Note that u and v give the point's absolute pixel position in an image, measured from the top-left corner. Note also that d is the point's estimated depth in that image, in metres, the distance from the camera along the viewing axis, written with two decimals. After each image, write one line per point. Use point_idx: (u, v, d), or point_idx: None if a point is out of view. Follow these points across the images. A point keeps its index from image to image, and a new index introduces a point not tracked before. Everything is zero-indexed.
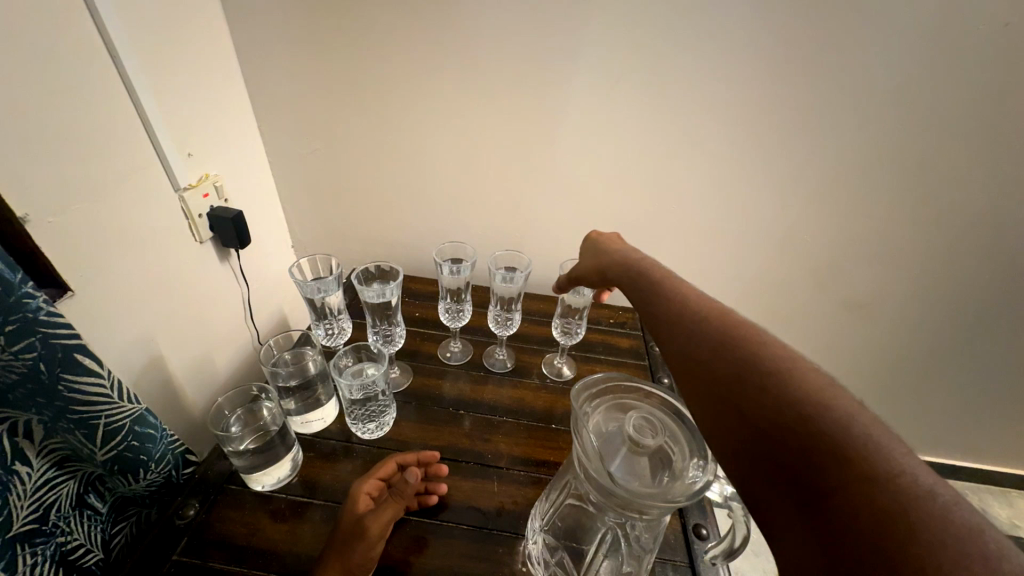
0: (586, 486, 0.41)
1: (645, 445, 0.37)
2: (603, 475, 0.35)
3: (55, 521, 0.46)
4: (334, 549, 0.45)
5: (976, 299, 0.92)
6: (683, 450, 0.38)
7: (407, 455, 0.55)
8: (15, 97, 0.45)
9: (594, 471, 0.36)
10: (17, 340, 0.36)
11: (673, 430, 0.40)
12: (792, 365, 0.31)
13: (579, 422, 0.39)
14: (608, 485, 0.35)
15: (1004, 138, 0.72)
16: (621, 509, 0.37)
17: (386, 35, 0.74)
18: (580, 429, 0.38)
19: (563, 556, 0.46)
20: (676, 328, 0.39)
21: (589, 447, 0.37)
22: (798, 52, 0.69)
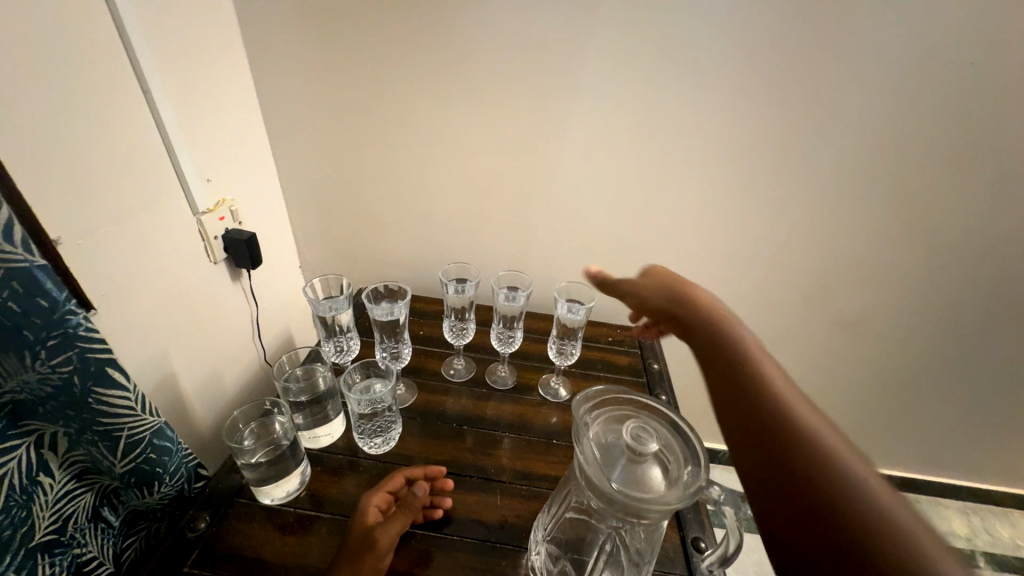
0: (587, 494, 0.43)
1: (644, 453, 0.40)
2: (603, 480, 0.37)
3: (73, 533, 0.47)
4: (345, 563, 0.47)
5: (960, 317, 0.95)
6: (681, 460, 0.40)
7: (414, 469, 0.56)
8: (56, 127, 0.49)
9: (594, 476, 0.38)
10: (57, 353, 0.39)
11: (671, 440, 0.42)
12: (844, 451, 0.32)
13: (581, 430, 0.42)
14: (608, 490, 0.37)
15: (969, 165, 0.78)
16: (622, 516, 0.39)
17: (396, 71, 0.80)
18: (581, 436, 0.41)
19: (565, 565, 0.47)
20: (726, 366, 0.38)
21: (590, 453, 0.40)
22: (775, 89, 0.76)
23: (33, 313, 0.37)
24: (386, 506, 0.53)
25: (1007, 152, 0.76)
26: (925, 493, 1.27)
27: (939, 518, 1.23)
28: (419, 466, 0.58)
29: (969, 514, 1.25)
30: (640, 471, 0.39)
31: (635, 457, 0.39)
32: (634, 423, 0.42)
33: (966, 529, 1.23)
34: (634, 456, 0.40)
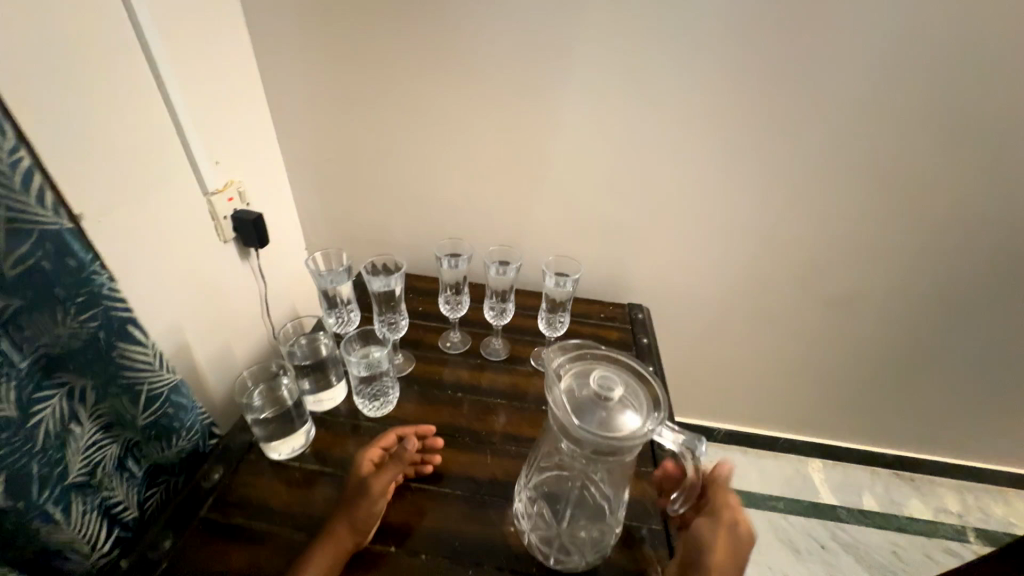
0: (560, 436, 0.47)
1: (610, 398, 0.43)
2: (572, 424, 0.42)
3: (101, 478, 0.52)
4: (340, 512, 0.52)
5: (951, 295, 0.96)
6: (644, 403, 0.44)
7: (405, 427, 0.61)
8: (75, 109, 0.53)
9: (564, 420, 0.43)
10: (85, 309, 0.44)
11: (637, 386, 0.45)
12: None
13: (553, 380, 0.45)
14: (577, 432, 0.41)
15: (959, 141, 0.79)
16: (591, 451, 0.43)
17: (393, 54, 0.82)
18: (553, 386, 0.45)
19: (541, 506, 0.51)
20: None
21: (560, 401, 0.44)
22: (764, 67, 0.76)
23: (63, 271, 0.41)
24: (378, 461, 0.56)
25: (997, 127, 0.77)
26: (919, 471, 1.28)
27: (932, 496, 1.25)
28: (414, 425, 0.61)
29: (963, 493, 1.26)
30: (606, 414, 0.43)
31: (602, 402, 0.43)
32: (601, 372, 0.46)
33: (960, 507, 1.24)
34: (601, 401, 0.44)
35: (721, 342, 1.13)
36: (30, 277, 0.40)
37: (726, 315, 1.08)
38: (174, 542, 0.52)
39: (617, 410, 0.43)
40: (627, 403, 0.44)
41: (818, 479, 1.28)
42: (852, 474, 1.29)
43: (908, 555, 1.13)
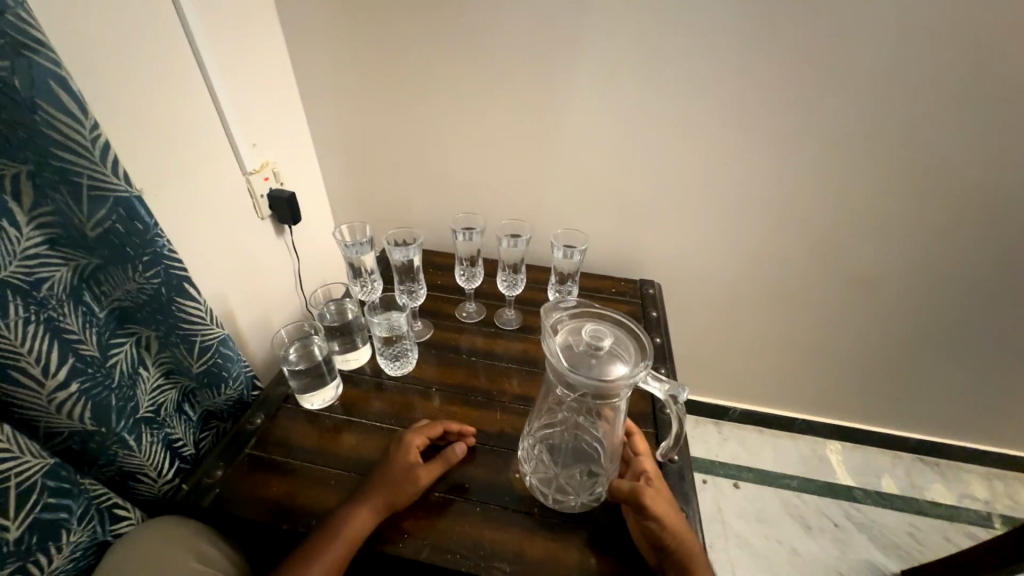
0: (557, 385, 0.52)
1: (599, 347, 0.49)
2: (565, 369, 0.47)
3: (164, 417, 0.60)
4: (385, 478, 0.54)
5: (984, 274, 0.93)
6: (629, 351, 0.49)
7: (451, 423, 0.62)
8: (129, 97, 0.60)
9: (559, 368, 0.48)
10: (150, 267, 0.51)
11: (624, 338, 0.50)
12: None
13: (549, 334, 0.50)
14: (569, 376, 0.46)
15: (995, 110, 0.75)
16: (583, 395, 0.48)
17: (411, 38, 0.85)
18: (547, 338, 0.50)
19: (541, 450, 0.58)
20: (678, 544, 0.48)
21: (555, 351, 0.49)
22: (784, 38, 0.75)
23: (133, 233, 0.48)
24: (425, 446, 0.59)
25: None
26: (945, 456, 1.26)
27: (957, 481, 1.23)
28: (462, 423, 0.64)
29: (990, 480, 1.23)
30: (595, 361, 0.48)
31: (591, 351, 0.48)
32: (591, 326, 0.51)
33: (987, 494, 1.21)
34: (590, 350, 0.49)
35: (736, 321, 1.13)
36: (107, 238, 0.47)
37: (742, 294, 1.07)
38: (225, 471, 0.60)
39: (604, 357, 0.48)
40: (615, 353, 0.48)
41: (835, 461, 1.27)
42: (872, 457, 1.28)
43: (925, 537, 1.12)
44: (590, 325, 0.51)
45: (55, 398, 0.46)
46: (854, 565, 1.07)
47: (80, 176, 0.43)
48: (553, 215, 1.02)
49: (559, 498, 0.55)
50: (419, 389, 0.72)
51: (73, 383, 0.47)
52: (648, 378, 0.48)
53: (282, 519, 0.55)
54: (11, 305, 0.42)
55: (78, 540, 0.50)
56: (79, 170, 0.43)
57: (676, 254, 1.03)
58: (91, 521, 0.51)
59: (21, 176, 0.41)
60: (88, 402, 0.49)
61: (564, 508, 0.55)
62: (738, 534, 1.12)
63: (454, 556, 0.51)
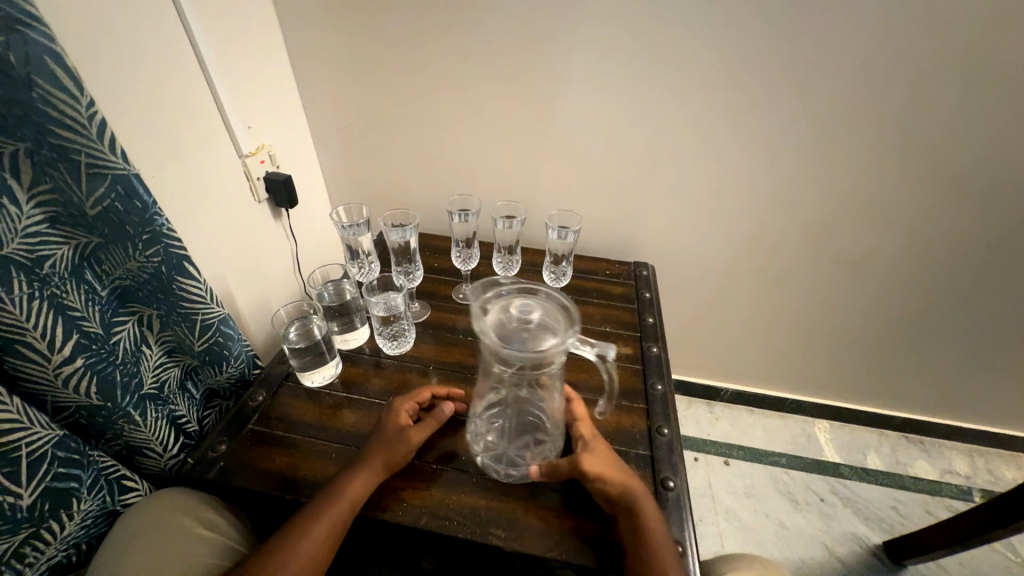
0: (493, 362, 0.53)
1: (528, 321, 0.51)
2: (500, 345, 0.48)
3: (169, 393, 0.62)
4: (379, 445, 0.56)
5: (975, 256, 0.94)
6: (558, 319, 0.52)
7: (440, 388, 0.64)
8: (125, 78, 0.59)
9: (494, 346, 0.49)
10: (150, 246, 0.51)
11: (552, 309, 0.53)
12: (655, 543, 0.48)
13: (479, 315, 0.51)
14: (503, 351, 0.48)
15: (991, 91, 0.75)
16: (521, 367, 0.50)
17: (405, 17, 0.84)
18: (477, 318, 0.51)
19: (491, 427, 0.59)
20: (626, 490, 0.52)
21: (488, 330, 0.50)
22: (782, 16, 0.74)
23: (132, 212, 0.49)
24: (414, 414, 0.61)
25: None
26: (929, 434, 1.29)
27: (939, 458, 1.27)
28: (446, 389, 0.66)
29: (972, 456, 1.27)
30: (525, 334, 0.50)
31: (521, 326, 0.51)
32: (519, 302, 0.53)
33: (968, 469, 1.25)
34: (520, 325, 0.51)
35: (729, 302, 1.15)
36: (107, 216, 0.48)
37: (735, 276, 1.09)
38: (229, 445, 0.62)
39: (533, 329, 0.51)
40: (544, 324, 0.51)
41: (823, 439, 1.30)
42: (859, 435, 1.31)
43: (907, 510, 1.16)
44: (517, 301, 0.53)
45: (61, 372, 0.47)
46: (838, 537, 1.11)
47: (79, 153, 0.44)
48: (549, 197, 1.02)
49: (512, 472, 0.57)
50: (417, 368, 0.74)
51: (78, 358, 0.48)
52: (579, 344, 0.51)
53: (285, 490, 0.56)
54: (16, 281, 0.43)
55: (88, 508, 0.53)
56: (77, 148, 0.43)
57: (670, 237, 1.04)
58: (100, 491, 0.54)
59: (19, 153, 0.42)
60: (93, 377, 0.50)
61: (519, 479, 0.57)
62: (727, 508, 1.16)
63: (450, 523, 0.54)
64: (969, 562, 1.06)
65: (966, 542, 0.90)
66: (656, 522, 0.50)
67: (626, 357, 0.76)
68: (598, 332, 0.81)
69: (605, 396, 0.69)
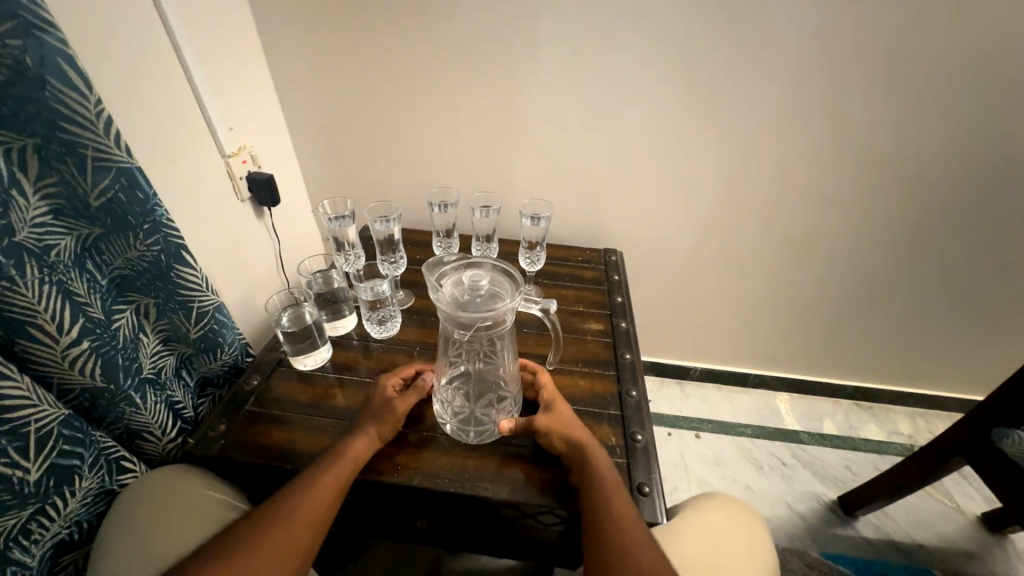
0: (451, 332, 0.58)
1: (479, 288, 0.57)
2: (456, 312, 0.53)
3: (166, 379, 0.64)
4: (373, 413, 0.61)
5: (901, 234, 1.06)
6: (505, 285, 0.58)
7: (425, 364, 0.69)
8: (117, 81, 0.63)
9: (452, 314, 0.54)
10: (150, 235, 0.55)
11: (499, 278, 0.59)
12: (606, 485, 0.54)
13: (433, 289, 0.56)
14: (460, 316, 0.53)
15: (901, 86, 0.87)
16: (477, 331, 0.56)
17: (381, 23, 0.89)
18: (433, 291, 0.56)
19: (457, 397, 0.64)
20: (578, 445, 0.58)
21: (444, 301, 0.55)
22: (723, 21, 0.84)
23: (134, 203, 0.53)
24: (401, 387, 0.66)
25: (934, 72, 0.85)
26: (876, 400, 1.42)
27: (886, 421, 1.39)
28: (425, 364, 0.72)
29: (914, 417, 1.40)
30: (478, 299, 0.56)
31: (473, 294, 0.56)
32: (468, 274, 0.59)
33: (911, 429, 1.38)
34: (473, 293, 0.57)
35: (693, 285, 1.24)
36: (111, 206, 0.51)
37: (696, 260, 1.18)
38: (227, 425, 0.65)
39: (484, 294, 0.57)
40: (493, 290, 0.57)
41: (784, 410, 1.41)
42: (815, 404, 1.43)
43: (858, 468, 1.28)
44: (466, 274, 0.58)
45: (69, 353, 0.50)
46: (799, 496, 1.21)
47: (86, 148, 0.47)
48: (523, 191, 1.08)
49: (479, 432, 0.63)
50: (403, 350, 0.78)
51: (84, 341, 0.51)
52: (525, 302, 0.57)
53: (285, 461, 0.60)
54: (27, 267, 0.46)
55: (89, 486, 0.55)
56: (84, 143, 0.47)
57: (635, 225, 1.12)
58: (100, 470, 0.56)
59: (27, 149, 0.45)
60: (98, 359, 0.53)
61: (488, 438, 0.63)
62: (699, 476, 1.24)
63: (441, 480, 0.59)
64: (911, 510, 1.18)
65: (905, 485, 1.01)
66: (605, 469, 0.56)
67: (597, 332, 0.83)
68: (571, 311, 0.87)
69: (580, 366, 0.76)
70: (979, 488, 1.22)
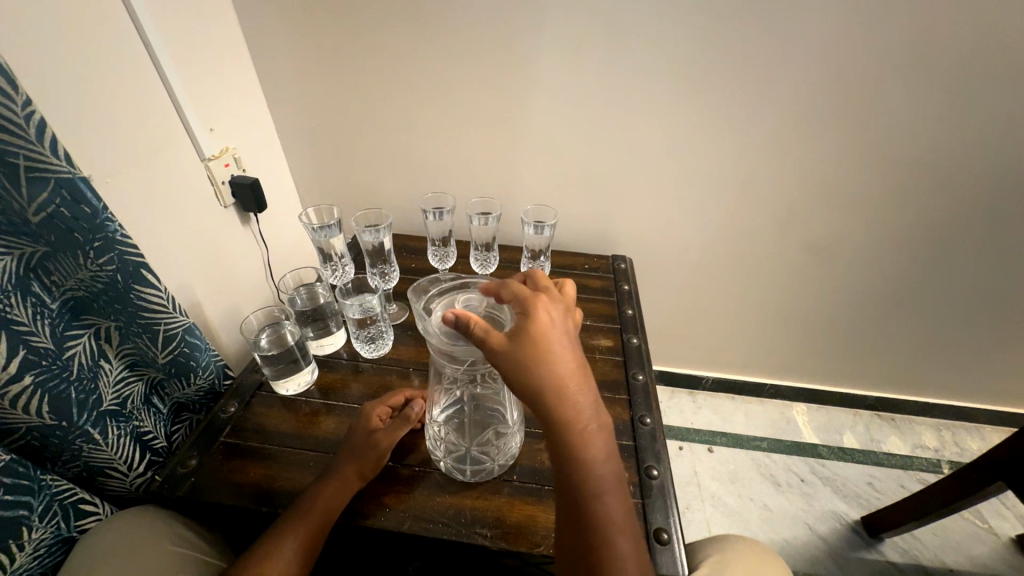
0: (445, 364, 0.52)
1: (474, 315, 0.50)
2: (448, 346, 0.47)
3: (132, 409, 0.58)
4: (354, 450, 0.55)
5: (936, 239, 0.98)
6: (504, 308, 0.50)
7: (415, 391, 0.64)
8: (74, 81, 0.56)
9: (443, 348, 0.48)
10: (102, 254, 0.49)
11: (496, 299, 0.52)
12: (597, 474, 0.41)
13: (423, 319, 0.50)
14: (451, 350, 0.47)
15: (945, 76, 0.78)
16: (474, 362, 0.50)
17: (374, 14, 0.82)
18: (423, 321, 0.50)
19: (452, 429, 0.58)
20: (561, 411, 0.42)
21: (435, 332, 0.49)
22: (748, 7, 0.75)
23: (80, 218, 0.47)
24: (390, 415, 0.61)
25: (988, 63, 0.76)
26: (900, 411, 1.35)
27: (911, 434, 1.32)
28: (418, 390, 0.65)
29: (940, 429, 1.33)
30: None
31: None
32: (463, 297, 0.52)
33: (937, 442, 1.31)
34: None
35: (708, 292, 1.17)
36: (53, 223, 0.45)
37: (711, 266, 1.11)
38: (200, 460, 0.59)
39: None
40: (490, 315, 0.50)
41: (802, 422, 1.34)
42: (835, 415, 1.36)
43: (882, 485, 1.21)
44: (459, 298, 0.52)
45: (8, 392, 0.45)
46: (819, 516, 1.14)
47: (16, 156, 0.41)
48: (527, 194, 1.02)
49: (478, 470, 0.57)
50: (397, 370, 0.72)
51: (27, 376, 0.46)
52: None
53: (260, 502, 0.54)
54: None
55: (41, 537, 0.49)
56: (14, 150, 0.41)
57: (646, 229, 1.05)
58: (54, 518, 0.50)
59: None
60: (45, 396, 0.47)
61: (489, 474, 0.57)
62: (713, 494, 1.18)
63: (433, 525, 0.52)
64: (940, 531, 1.11)
65: (937, 511, 0.93)
66: (600, 458, 0.42)
67: (606, 350, 0.76)
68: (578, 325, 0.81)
69: None
70: (1012, 507, 1.15)
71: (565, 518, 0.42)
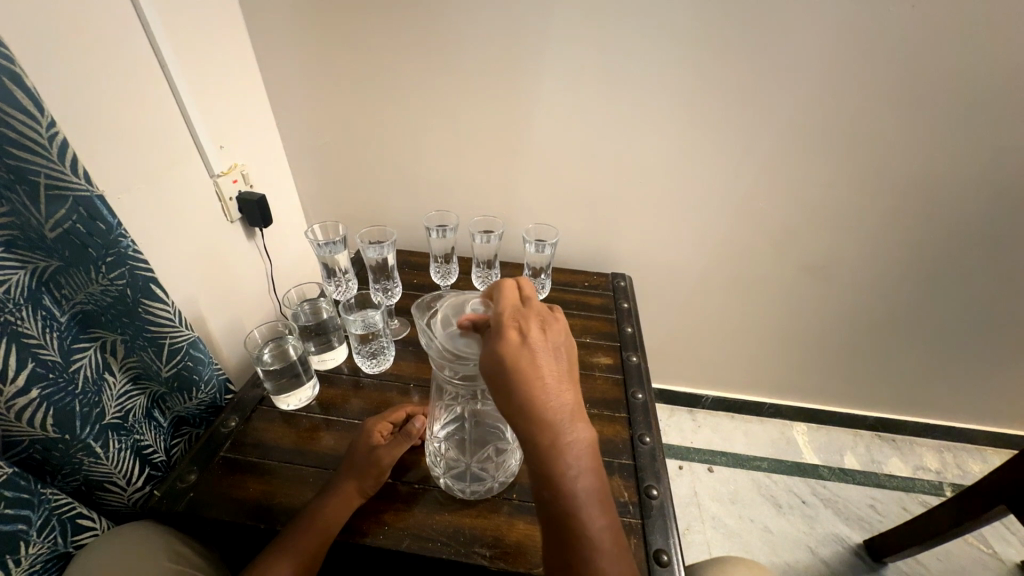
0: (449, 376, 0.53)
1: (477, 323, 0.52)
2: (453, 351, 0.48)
3: (133, 423, 0.58)
4: (354, 466, 0.55)
5: (929, 259, 1.00)
6: None
7: (417, 406, 0.64)
8: (93, 100, 0.58)
9: (448, 355, 0.49)
10: (114, 269, 0.50)
11: None
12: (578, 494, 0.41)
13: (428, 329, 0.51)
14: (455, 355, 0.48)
15: (929, 103, 0.81)
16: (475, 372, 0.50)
17: (383, 40, 0.86)
18: (428, 331, 0.51)
19: (453, 445, 0.59)
20: (541, 430, 0.42)
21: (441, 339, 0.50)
22: (740, 37, 0.79)
23: (95, 233, 0.48)
24: (391, 432, 0.61)
25: (971, 92, 0.79)
26: (901, 432, 1.34)
27: (911, 455, 1.31)
28: (419, 406, 0.66)
29: (941, 451, 1.32)
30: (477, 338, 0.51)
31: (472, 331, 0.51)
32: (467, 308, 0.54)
33: (938, 463, 1.30)
34: None
35: (706, 311, 1.17)
36: (68, 238, 0.47)
37: (710, 285, 1.12)
38: (200, 474, 0.59)
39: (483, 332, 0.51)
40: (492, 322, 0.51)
41: (802, 442, 1.33)
42: (835, 435, 1.35)
43: (884, 507, 1.19)
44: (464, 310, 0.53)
45: (14, 404, 0.45)
46: (821, 539, 1.13)
47: (38, 174, 0.43)
48: (528, 213, 1.04)
49: (478, 487, 0.57)
50: (398, 387, 0.72)
51: (34, 389, 0.46)
52: None
53: (259, 519, 0.54)
54: None
55: (38, 552, 0.48)
56: (36, 169, 0.42)
57: (646, 248, 1.06)
58: (52, 532, 0.50)
59: None
60: (50, 408, 0.48)
61: (488, 492, 0.57)
62: (713, 515, 1.16)
63: (432, 544, 0.52)
64: (944, 556, 1.10)
65: (939, 534, 0.92)
66: (580, 478, 0.41)
67: (606, 368, 0.77)
68: (578, 343, 0.81)
69: (588, 407, 0.70)
70: (1016, 532, 1.13)
71: (551, 537, 0.42)
